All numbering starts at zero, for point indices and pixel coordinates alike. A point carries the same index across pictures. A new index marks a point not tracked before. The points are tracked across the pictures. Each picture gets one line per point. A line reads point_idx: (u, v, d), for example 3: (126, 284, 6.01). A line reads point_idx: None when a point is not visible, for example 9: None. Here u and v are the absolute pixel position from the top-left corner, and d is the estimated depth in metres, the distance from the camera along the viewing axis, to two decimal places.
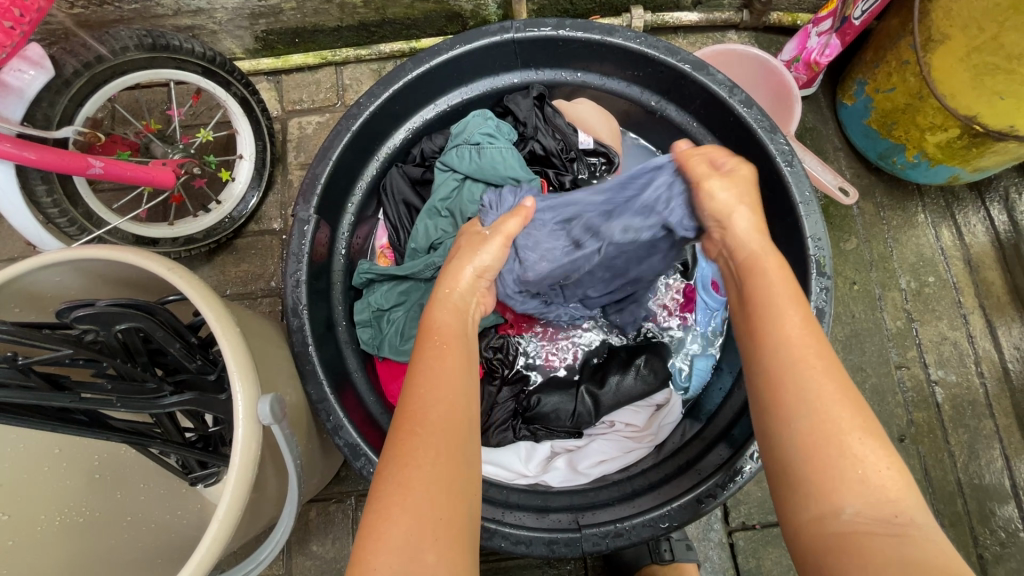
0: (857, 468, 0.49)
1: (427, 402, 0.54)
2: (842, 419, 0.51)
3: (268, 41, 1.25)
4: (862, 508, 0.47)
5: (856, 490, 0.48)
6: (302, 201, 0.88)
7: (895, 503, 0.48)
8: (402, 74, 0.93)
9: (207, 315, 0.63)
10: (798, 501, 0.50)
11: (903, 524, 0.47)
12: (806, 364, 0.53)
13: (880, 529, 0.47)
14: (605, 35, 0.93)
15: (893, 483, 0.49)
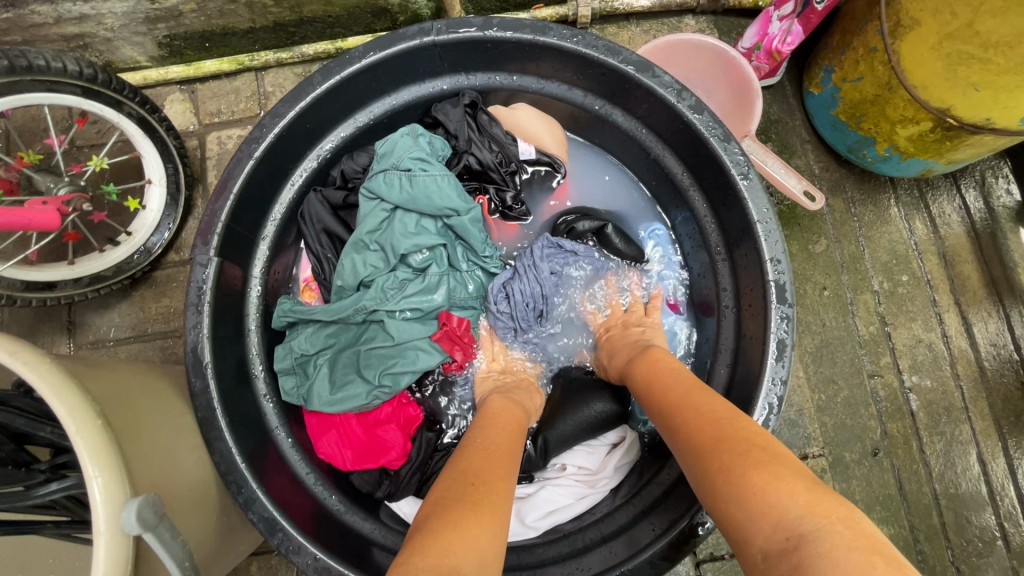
0: (744, 490, 0.50)
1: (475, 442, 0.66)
2: (724, 453, 0.54)
3: (175, 47, 1.12)
4: (762, 536, 0.47)
5: (753, 521, 0.48)
6: (201, 242, 0.77)
7: (787, 516, 0.47)
8: (309, 88, 0.81)
9: (56, 408, 0.53)
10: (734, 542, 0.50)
11: (799, 536, 0.45)
12: (703, 416, 0.60)
13: (782, 562, 0.45)
14: (537, 34, 0.81)
15: (781, 499, 0.48)
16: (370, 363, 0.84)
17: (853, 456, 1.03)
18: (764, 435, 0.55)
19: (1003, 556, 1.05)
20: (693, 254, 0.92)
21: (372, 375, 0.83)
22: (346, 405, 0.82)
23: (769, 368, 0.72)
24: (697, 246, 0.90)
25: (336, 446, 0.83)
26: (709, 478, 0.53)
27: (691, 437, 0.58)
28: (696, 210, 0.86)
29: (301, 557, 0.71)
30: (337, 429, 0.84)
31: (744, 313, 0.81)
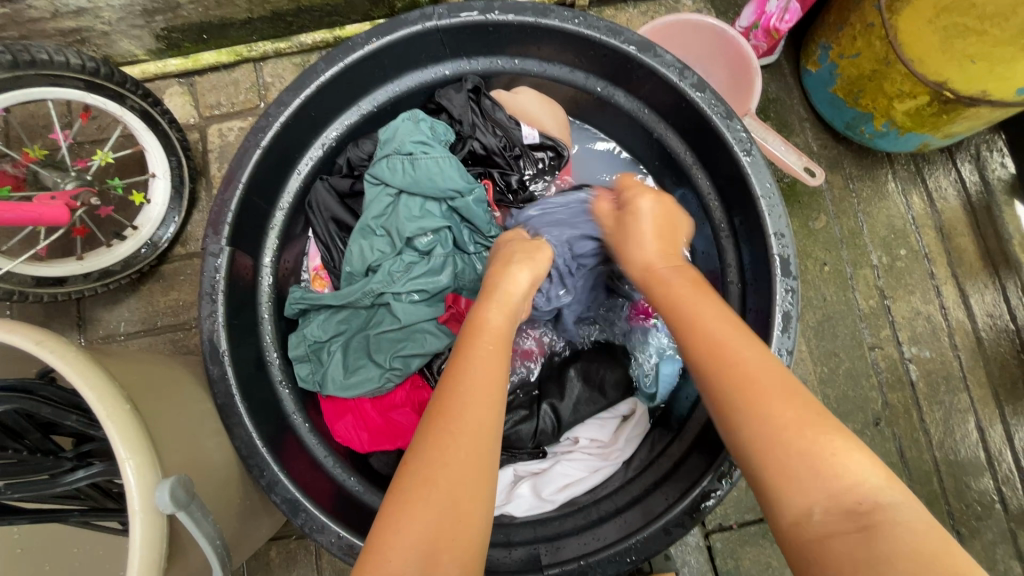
0: (811, 458, 0.50)
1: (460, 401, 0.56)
2: (786, 415, 0.52)
3: (172, 40, 1.11)
4: (828, 506, 0.48)
5: (817, 487, 0.49)
6: (212, 232, 0.78)
7: (858, 486, 0.48)
8: (314, 76, 0.81)
9: (86, 393, 0.54)
10: (774, 507, 0.51)
11: (870, 510, 0.47)
12: (753, 375, 0.55)
13: (849, 522, 0.47)
14: (539, 16, 0.82)
15: (855, 469, 0.49)
16: (381, 347, 0.85)
17: (855, 426, 1.05)
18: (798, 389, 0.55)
19: (1001, 519, 1.08)
20: (697, 232, 0.93)
21: (384, 359, 0.84)
22: (360, 389, 0.84)
23: (774, 340, 0.74)
24: (702, 224, 0.91)
25: (352, 429, 0.85)
26: (763, 452, 0.52)
27: (744, 397, 0.54)
28: (699, 188, 0.88)
29: (324, 535, 0.72)
30: (352, 412, 0.85)
31: (749, 287, 0.82)
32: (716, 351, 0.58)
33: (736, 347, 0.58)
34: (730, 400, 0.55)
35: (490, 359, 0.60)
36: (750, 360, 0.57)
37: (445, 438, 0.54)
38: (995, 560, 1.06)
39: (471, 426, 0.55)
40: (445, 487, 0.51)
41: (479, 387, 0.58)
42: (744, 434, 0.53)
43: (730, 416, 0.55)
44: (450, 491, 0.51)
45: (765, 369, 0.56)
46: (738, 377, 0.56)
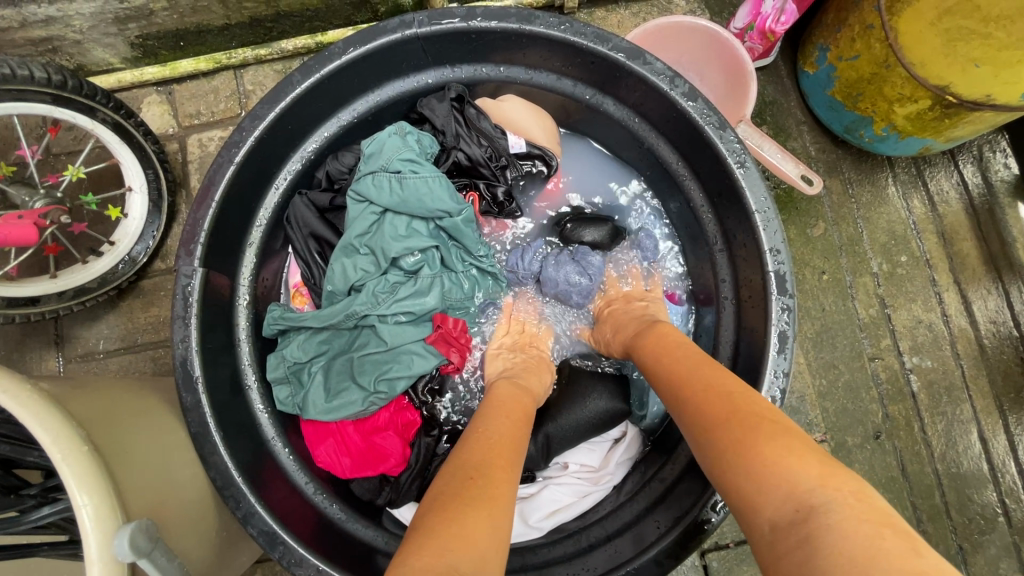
0: (752, 465, 0.48)
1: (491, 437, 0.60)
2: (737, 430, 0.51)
3: (148, 47, 1.08)
4: (773, 517, 0.45)
5: (762, 497, 0.47)
6: (184, 253, 0.75)
7: (799, 494, 0.45)
8: (289, 88, 0.78)
9: (39, 434, 0.51)
10: (738, 516, 0.49)
11: (811, 509, 0.44)
12: (712, 397, 0.57)
13: (792, 535, 0.43)
14: (523, 23, 0.78)
15: (791, 472, 0.46)
16: (365, 370, 0.82)
17: (855, 440, 1.03)
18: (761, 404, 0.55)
19: (1005, 532, 1.06)
20: (691, 245, 0.90)
21: (368, 382, 0.81)
22: (341, 413, 0.81)
23: (770, 361, 0.71)
24: (696, 238, 0.88)
25: (333, 454, 0.82)
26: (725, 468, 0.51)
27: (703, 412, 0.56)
28: (693, 200, 0.84)
29: (304, 569, 0.70)
30: (334, 437, 0.82)
31: (743, 303, 0.79)
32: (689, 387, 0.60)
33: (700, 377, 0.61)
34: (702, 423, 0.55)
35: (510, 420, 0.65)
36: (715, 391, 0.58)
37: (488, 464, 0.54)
38: (999, 575, 1.04)
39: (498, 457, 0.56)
40: (488, 498, 0.50)
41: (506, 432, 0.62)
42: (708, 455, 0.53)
43: (698, 435, 0.55)
44: (486, 504, 0.49)
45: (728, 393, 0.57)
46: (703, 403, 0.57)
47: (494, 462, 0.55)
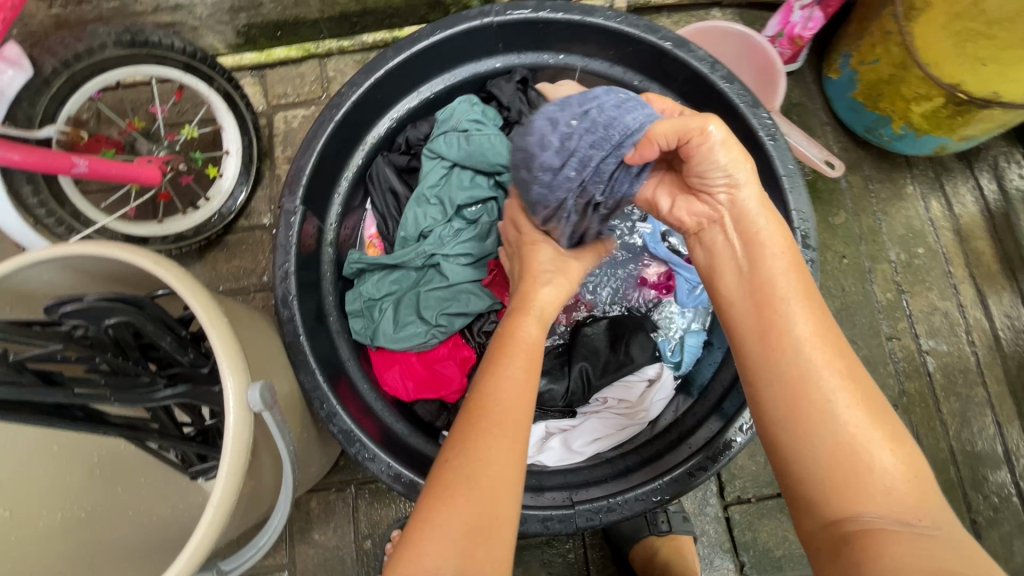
0: (879, 474, 0.52)
1: (488, 397, 0.60)
2: (874, 435, 0.53)
3: (250, 35, 1.25)
4: (881, 513, 0.50)
5: (877, 496, 0.51)
6: (288, 192, 0.87)
7: (914, 509, 0.51)
8: (383, 62, 0.91)
9: (195, 307, 0.63)
10: (822, 504, 0.53)
11: (927, 527, 0.50)
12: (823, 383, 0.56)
13: (898, 530, 0.49)
14: (584, 15, 0.92)
15: (913, 489, 0.52)
16: (429, 305, 0.94)
17: None
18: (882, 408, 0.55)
19: (1018, 512, 1.10)
20: None
21: (431, 316, 0.93)
22: (407, 343, 0.92)
23: None
24: None
25: (399, 379, 0.93)
26: (819, 462, 0.53)
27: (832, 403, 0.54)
28: None
29: (375, 463, 0.80)
30: (399, 364, 0.94)
31: None
32: (808, 363, 0.57)
33: (813, 356, 0.57)
34: (806, 419, 0.55)
35: (529, 364, 0.64)
36: (829, 386, 0.55)
37: (484, 437, 0.56)
38: (1013, 552, 1.08)
39: (509, 425, 0.58)
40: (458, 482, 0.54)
41: (514, 383, 0.61)
42: (823, 448, 0.53)
43: (822, 420, 0.54)
44: (489, 493, 0.53)
45: (844, 397, 0.55)
46: (810, 391, 0.56)
47: (494, 433, 0.57)
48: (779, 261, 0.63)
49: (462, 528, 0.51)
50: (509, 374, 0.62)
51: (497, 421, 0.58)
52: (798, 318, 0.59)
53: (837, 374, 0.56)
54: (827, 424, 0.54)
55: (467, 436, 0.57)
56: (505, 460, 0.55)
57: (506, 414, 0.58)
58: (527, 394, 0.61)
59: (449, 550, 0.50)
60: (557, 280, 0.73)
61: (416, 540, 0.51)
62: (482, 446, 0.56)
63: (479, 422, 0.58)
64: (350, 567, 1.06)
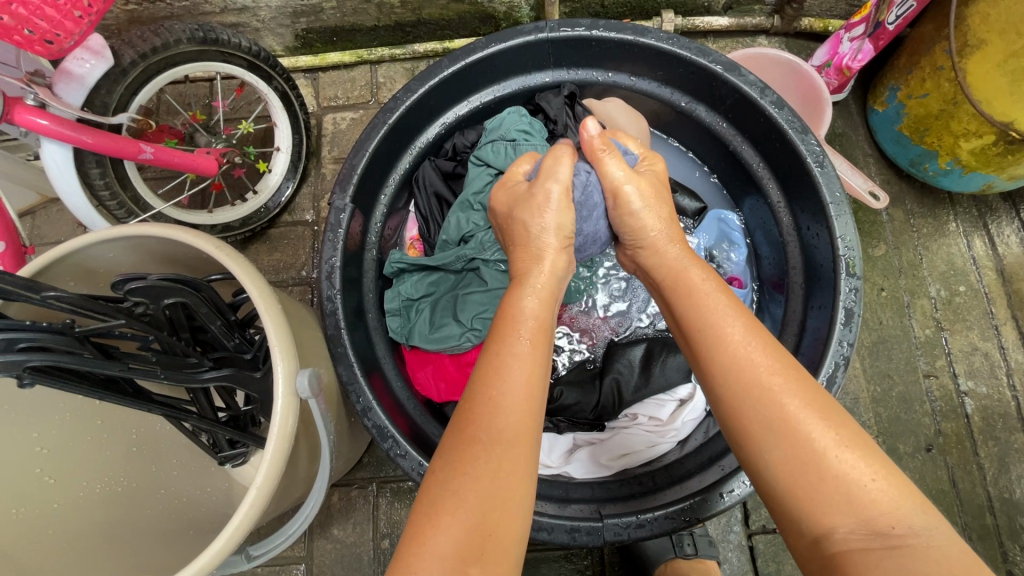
0: (842, 483, 0.48)
1: (488, 403, 0.55)
2: (836, 441, 0.50)
3: (308, 39, 1.30)
4: (854, 527, 0.47)
5: (844, 509, 0.47)
6: (339, 190, 0.90)
7: (891, 516, 0.47)
8: (439, 71, 0.94)
9: (251, 290, 0.66)
10: (797, 522, 0.50)
11: (903, 536, 0.46)
12: (759, 380, 0.54)
13: (878, 543, 0.46)
14: (637, 36, 0.94)
15: (886, 497, 0.48)
16: (465, 308, 0.96)
17: (906, 449, 1.08)
18: (845, 416, 0.53)
19: None
20: (765, 238, 1.02)
21: (467, 319, 0.95)
22: (442, 345, 0.94)
23: (836, 333, 0.80)
24: (772, 229, 0.99)
25: (431, 378, 0.96)
26: (784, 475, 0.50)
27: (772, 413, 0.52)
28: (769, 197, 0.97)
29: (406, 461, 0.80)
30: (433, 363, 0.96)
31: (811, 289, 0.90)
32: (743, 367, 0.55)
33: (751, 359, 0.55)
34: (751, 436, 0.53)
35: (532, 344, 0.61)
36: (769, 396, 0.52)
37: (473, 447, 0.53)
38: None
39: (505, 428, 0.54)
40: (449, 493, 0.51)
41: (514, 376, 0.57)
42: (774, 469, 0.51)
43: (762, 430, 0.52)
44: (483, 506, 0.50)
45: (798, 406, 0.52)
46: (747, 402, 0.53)
47: (490, 439, 0.53)
48: (692, 279, 0.65)
49: (458, 541, 0.48)
50: (505, 369, 0.58)
51: (489, 427, 0.54)
52: (724, 322, 0.58)
53: (778, 380, 0.53)
54: (769, 429, 0.52)
55: (461, 447, 0.53)
56: (500, 470, 0.52)
57: (501, 413, 0.55)
58: (525, 391, 0.57)
59: (441, 565, 0.47)
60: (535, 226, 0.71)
61: (408, 553, 0.49)
62: (473, 458, 0.52)
63: (472, 424, 0.55)
64: (366, 565, 1.07)
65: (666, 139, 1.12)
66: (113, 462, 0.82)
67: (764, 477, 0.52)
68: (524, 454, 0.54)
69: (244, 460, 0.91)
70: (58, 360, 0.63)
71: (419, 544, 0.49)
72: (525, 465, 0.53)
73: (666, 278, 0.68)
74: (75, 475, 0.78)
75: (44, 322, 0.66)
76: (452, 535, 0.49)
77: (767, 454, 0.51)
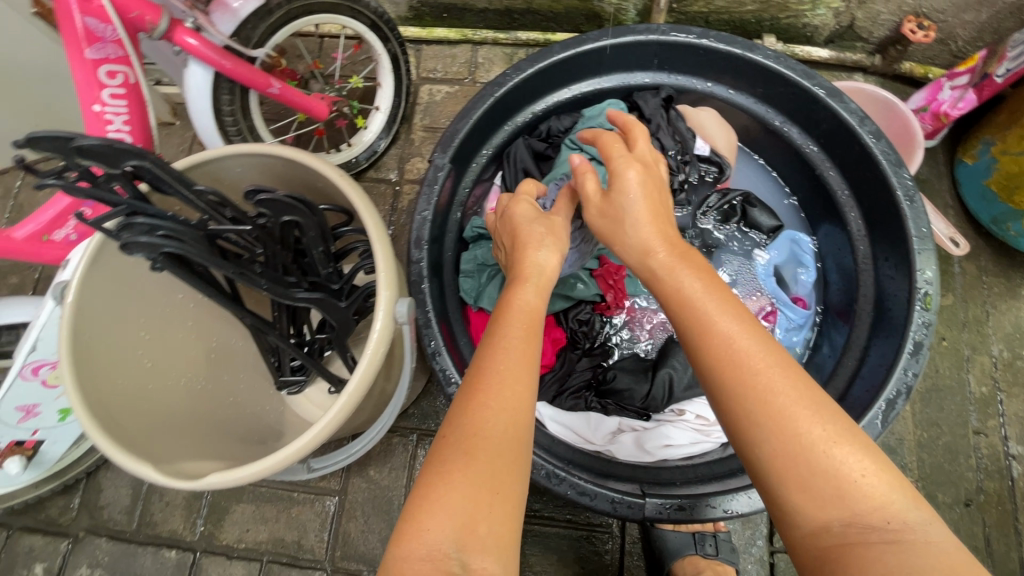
0: (836, 477, 0.48)
1: (495, 369, 0.58)
2: (827, 433, 0.49)
3: (420, 12, 1.37)
4: (848, 520, 0.47)
5: (836, 503, 0.47)
6: (441, 149, 0.96)
7: (884, 511, 0.47)
8: (549, 55, 0.99)
9: (365, 219, 0.72)
10: (793, 516, 0.49)
11: (899, 531, 0.46)
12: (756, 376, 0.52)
13: (873, 536, 0.46)
14: (745, 50, 0.97)
15: (878, 491, 0.48)
16: None
17: (945, 499, 1.07)
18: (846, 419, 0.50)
19: None
20: (837, 266, 1.04)
21: None
22: None
23: (902, 362, 0.81)
24: (846, 257, 1.01)
25: None
26: (776, 469, 0.50)
27: (760, 405, 0.51)
28: (849, 225, 0.98)
29: None
30: None
31: (880, 319, 0.91)
32: (734, 357, 0.53)
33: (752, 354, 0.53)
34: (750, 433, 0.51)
35: (527, 328, 0.64)
36: (763, 390, 0.51)
37: (479, 409, 0.55)
38: None
39: (506, 396, 0.56)
40: (460, 453, 0.52)
41: (514, 354, 0.60)
42: (765, 458, 0.50)
43: (757, 426, 0.50)
44: (490, 471, 0.52)
45: (793, 403, 0.50)
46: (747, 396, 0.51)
47: (493, 404, 0.55)
48: (663, 263, 0.64)
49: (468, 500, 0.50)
50: (506, 340, 0.61)
51: (495, 391, 0.56)
52: (727, 318, 0.55)
53: (779, 376, 0.51)
54: (762, 422, 0.50)
55: (467, 408, 0.56)
56: (502, 439, 0.54)
57: (506, 389, 0.57)
58: (522, 364, 0.59)
59: (451, 520, 0.49)
60: (540, 237, 0.75)
61: (421, 510, 0.50)
62: (480, 418, 0.55)
63: (478, 389, 0.57)
64: (395, 509, 1.12)
65: (750, 155, 1.15)
66: (196, 360, 0.89)
67: (757, 469, 0.52)
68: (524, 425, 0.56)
69: (298, 391, 0.99)
70: (193, 253, 0.68)
71: (428, 502, 0.50)
72: (525, 441, 0.55)
73: (639, 267, 0.67)
74: (166, 362, 0.85)
75: (176, 216, 0.71)
76: (464, 494, 0.50)
77: (765, 450, 0.50)
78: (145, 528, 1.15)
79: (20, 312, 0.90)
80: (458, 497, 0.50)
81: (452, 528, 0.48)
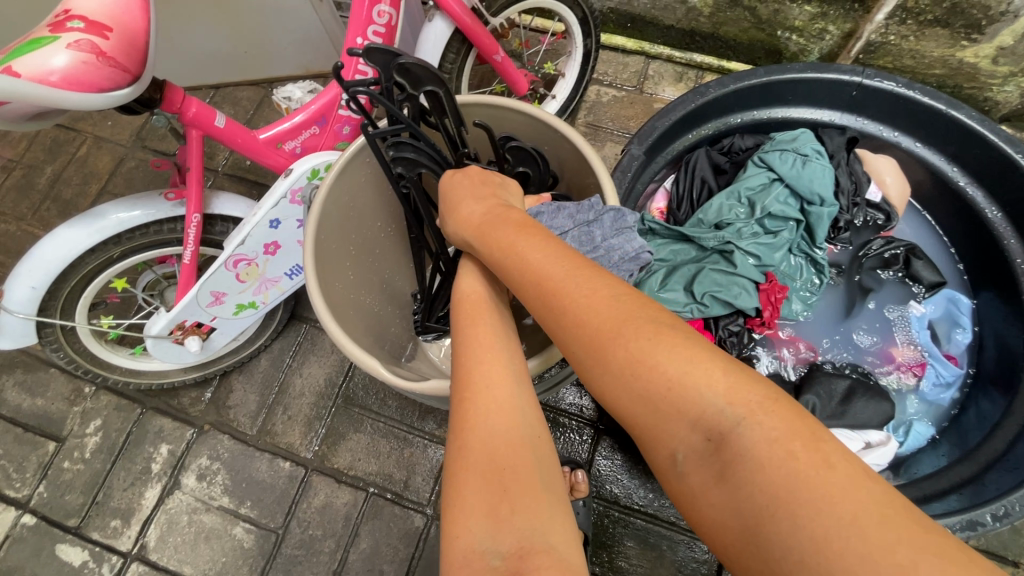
0: (749, 454, 0.44)
1: (470, 366, 0.58)
2: (736, 409, 0.45)
3: (606, 18, 1.45)
4: (770, 504, 0.42)
5: (765, 482, 0.42)
6: (638, 140, 1.00)
7: (795, 473, 0.42)
8: (753, 76, 1.03)
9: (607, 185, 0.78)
10: (746, 533, 0.43)
11: (804, 492, 0.41)
12: (633, 351, 0.49)
13: (797, 517, 0.41)
14: (949, 107, 1.00)
15: (779, 451, 0.43)
16: (703, 282, 1.02)
17: None
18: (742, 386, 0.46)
19: None
20: (996, 333, 1.04)
21: (701, 291, 1.01)
22: (668, 305, 1.01)
23: None
24: (1011, 326, 1.01)
25: None
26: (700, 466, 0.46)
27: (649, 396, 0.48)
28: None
29: None
30: None
31: None
32: (593, 342, 0.51)
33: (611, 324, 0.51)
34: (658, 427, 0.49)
35: (479, 320, 0.63)
36: (644, 361, 0.49)
37: (469, 406, 0.55)
38: None
39: (486, 385, 0.56)
40: (458, 462, 0.52)
41: (482, 356, 0.59)
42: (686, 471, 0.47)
43: (664, 419, 0.48)
44: (490, 466, 0.51)
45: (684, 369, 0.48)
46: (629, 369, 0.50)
47: (475, 401, 0.55)
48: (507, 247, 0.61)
49: (491, 495, 0.49)
50: (471, 335, 0.62)
51: (475, 383, 0.56)
52: (579, 288, 0.54)
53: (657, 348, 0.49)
54: (655, 403, 0.48)
55: (457, 413, 0.55)
56: (498, 445, 0.52)
57: (486, 390, 0.56)
58: (487, 355, 0.59)
59: (479, 521, 0.48)
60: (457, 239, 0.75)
61: (455, 526, 0.49)
62: (471, 414, 0.54)
63: (463, 403, 0.56)
64: None
65: (918, 210, 1.17)
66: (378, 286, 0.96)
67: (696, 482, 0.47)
68: (512, 414, 0.54)
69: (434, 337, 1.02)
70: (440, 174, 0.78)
71: (455, 516, 0.49)
72: (522, 432, 0.54)
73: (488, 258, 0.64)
74: (361, 279, 0.92)
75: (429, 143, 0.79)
76: (481, 492, 0.50)
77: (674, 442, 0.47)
78: (265, 436, 1.21)
79: (238, 208, 0.98)
80: (474, 498, 0.49)
81: (488, 531, 0.47)
